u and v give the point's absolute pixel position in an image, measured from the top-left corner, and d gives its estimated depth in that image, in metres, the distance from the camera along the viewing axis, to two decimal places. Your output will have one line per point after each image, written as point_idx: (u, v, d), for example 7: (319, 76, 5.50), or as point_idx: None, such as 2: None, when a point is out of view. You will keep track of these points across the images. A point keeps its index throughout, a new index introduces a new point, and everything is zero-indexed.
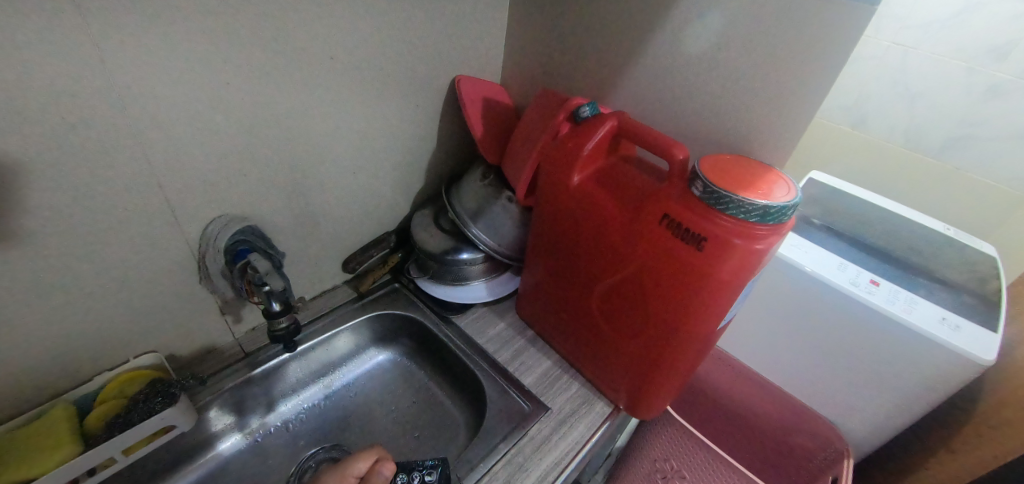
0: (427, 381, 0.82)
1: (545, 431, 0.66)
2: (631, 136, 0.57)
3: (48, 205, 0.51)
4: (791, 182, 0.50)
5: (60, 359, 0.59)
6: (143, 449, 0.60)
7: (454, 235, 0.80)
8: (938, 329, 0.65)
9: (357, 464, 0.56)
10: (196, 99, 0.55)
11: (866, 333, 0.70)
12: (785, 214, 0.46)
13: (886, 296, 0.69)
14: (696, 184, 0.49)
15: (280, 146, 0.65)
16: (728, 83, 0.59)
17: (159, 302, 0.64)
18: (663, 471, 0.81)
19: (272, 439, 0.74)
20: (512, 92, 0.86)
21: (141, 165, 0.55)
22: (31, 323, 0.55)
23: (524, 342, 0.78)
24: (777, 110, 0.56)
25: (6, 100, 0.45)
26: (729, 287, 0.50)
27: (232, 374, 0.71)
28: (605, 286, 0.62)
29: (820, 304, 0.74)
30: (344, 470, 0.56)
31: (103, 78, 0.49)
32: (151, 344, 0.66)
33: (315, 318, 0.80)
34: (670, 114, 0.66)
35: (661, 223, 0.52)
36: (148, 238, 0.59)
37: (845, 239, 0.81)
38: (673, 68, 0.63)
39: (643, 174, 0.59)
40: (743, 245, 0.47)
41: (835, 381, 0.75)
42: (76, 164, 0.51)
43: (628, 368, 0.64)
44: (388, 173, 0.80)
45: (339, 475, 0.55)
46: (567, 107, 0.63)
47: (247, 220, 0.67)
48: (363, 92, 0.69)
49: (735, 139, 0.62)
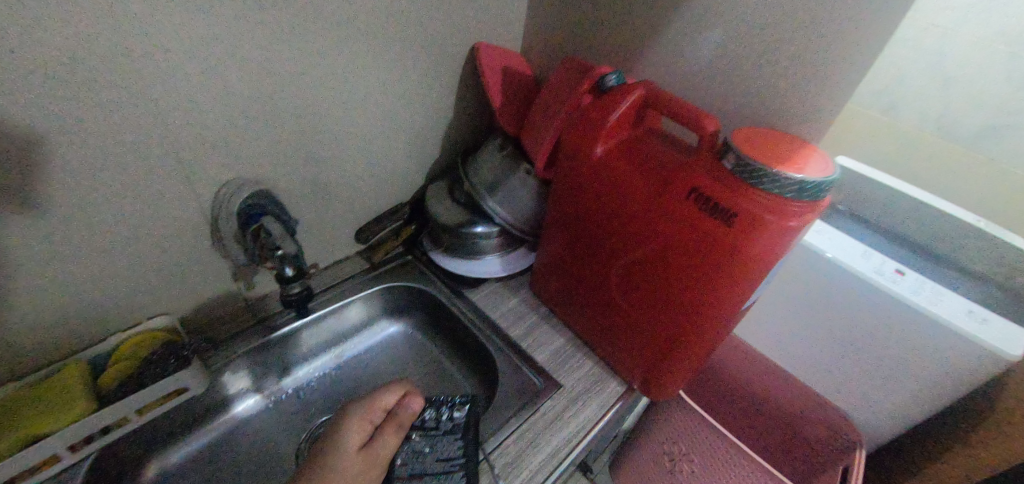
0: (438, 354, 0.82)
1: (557, 408, 0.65)
2: (660, 106, 0.54)
3: (61, 161, 0.50)
4: (827, 158, 0.48)
5: (76, 319, 0.59)
6: (157, 410, 0.60)
7: (470, 208, 0.78)
8: (965, 321, 0.61)
9: (386, 396, 0.59)
10: (211, 57, 0.53)
11: (885, 325, 0.66)
12: (822, 191, 0.44)
13: (911, 286, 0.65)
14: (729, 158, 0.47)
15: (295, 109, 0.63)
16: (766, 52, 0.56)
17: (173, 266, 0.64)
18: (670, 453, 0.79)
19: (284, 405, 0.74)
20: (532, 63, 0.83)
21: (154, 123, 0.53)
22: (46, 281, 0.55)
23: (537, 318, 0.77)
24: (815, 82, 0.53)
25: (20, 50, 0.43)
26: (758, 266, 0.48)
27: (245, 340, 0.71)
28: (625, 263, 0.60)
29: (840, 294, 0.69)
30: (372, 401, 0.58)
31: (117, 31, 0.47)
32: (166, 307, 0.66)
33: (328, 287, 0.80)
34: (699, 86, 0.64)
35: (689, 196, 0.50)
36: (161, 199, 0.58)
37: (873, 225, 0.78)
38: (707, 36, 0.60)
39: (669, 147, 0.57)
40: (776, 221, 0.45)
41: (846, 372, 0.72)
42: (89, 120, 0.49)
43: (645, 347, 0.63)
44: (403, 142, 0.78)
45: (368, 406, 0.58)
46: (592, 76, 0.60)
47: (261, 184, 0.65)
48: (380, 56, 0.67)
49: (767, 113, 0.59)
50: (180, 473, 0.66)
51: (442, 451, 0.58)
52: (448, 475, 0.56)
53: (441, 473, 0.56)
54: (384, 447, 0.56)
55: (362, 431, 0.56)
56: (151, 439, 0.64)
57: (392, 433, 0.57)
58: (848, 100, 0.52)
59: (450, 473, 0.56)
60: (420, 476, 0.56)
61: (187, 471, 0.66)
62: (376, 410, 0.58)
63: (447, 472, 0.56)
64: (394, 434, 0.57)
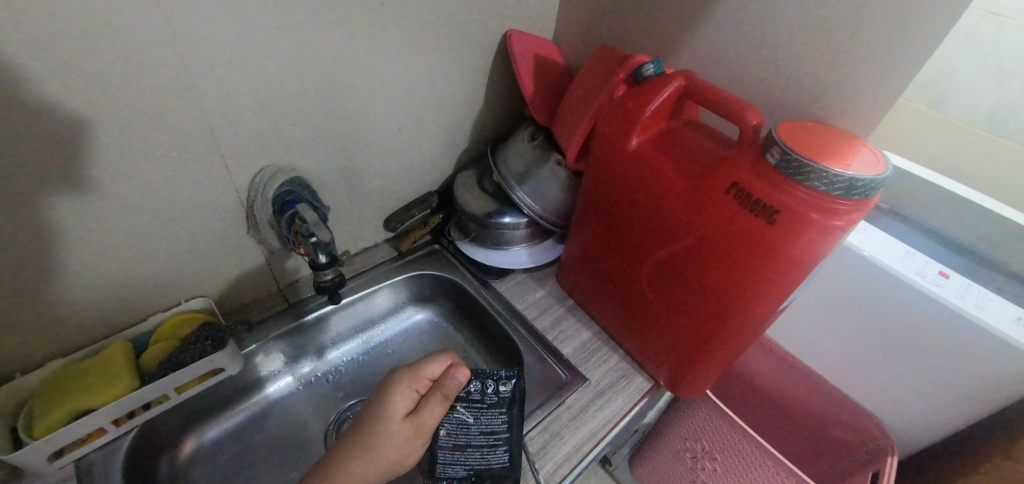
0: (463, 343, 0.83)
1: (583, 401, 0.65)
2: (699, 97, 0.53)
3: (108, 146, 0.51)
4: (879, 155, 0.46)
5: (121, 298, 0.61)
6: (195, 389, 0.62)
7: (499, 198, 0.78)
8: (1014, 329, 0.57)
9: (433, 367, 0.56)
10: (248, 45, 0.54)
11: (927, 331, 0.62)
12: (871, 188, 0.42)
13: (957, 289, 0.61)
14: (773, 152, 0.45)
15: (328, 97, 0.63)
16: (817, 40, 0.53)
17: (209, 251, 0.65)
18: (691, 451, 0.78)
19: (313, 388, 0.76)
20: (564, 51, 0.82)
21: (194, 111, 0.54)
22: (93, 261, 0.57)
23: (563, 311, 0.77)
24: (869, 74, 0.51)
25: (69, 39, 0.44)
26: (798, 265, 0.47)
27: (277, 323, 0.72)
28: (658, 257, 0.59)
29: (880, 298, 0.65)
30: (419, 371, 0.56)
31: (163, 20, 0.48)
32: (202, 289, 0.68)
33: (357, 274, 0.80)
34: (742, 77, 0.61)
35: (728, 192, 0.49)
36: (201, 185, 0.60)
37: (921, 225, 0.74)
38: (752, 24, 0.58)
39: (708, 140, 0.55)
40: (820, 220, 0.44)
41: (882, 378, 0.69)
42: (135, 106, 0.50)
43: (674, 343, 0.62)
44: (433, 132, 0.78)
45: (414, 376, 0.55)
46: (628, 65, 0.58)
47: (294, 171, 0.67)
48: (413, 43, 0.66)
49: (814, 105, 0.56)
50: (215, 450, 0.68)
51: (486, 423, 0.60)
52: (491, 449, 0.58)
53: (486, 446, 0.58)
54: (428, 419, 0.54)
55: (408, 401, 0.54)
56: (188, 416, 0.67)
57: (436, 404, 0.55)
58: (903, 93, 0.49)
59: (493, 447, 0.58)
60: (463, 447, 0.58)
61: (221, 447, 0.69)
62: (423, 380, 0.56)
63: (490, 446, 0.58)
64: (438, 406, 0.55)
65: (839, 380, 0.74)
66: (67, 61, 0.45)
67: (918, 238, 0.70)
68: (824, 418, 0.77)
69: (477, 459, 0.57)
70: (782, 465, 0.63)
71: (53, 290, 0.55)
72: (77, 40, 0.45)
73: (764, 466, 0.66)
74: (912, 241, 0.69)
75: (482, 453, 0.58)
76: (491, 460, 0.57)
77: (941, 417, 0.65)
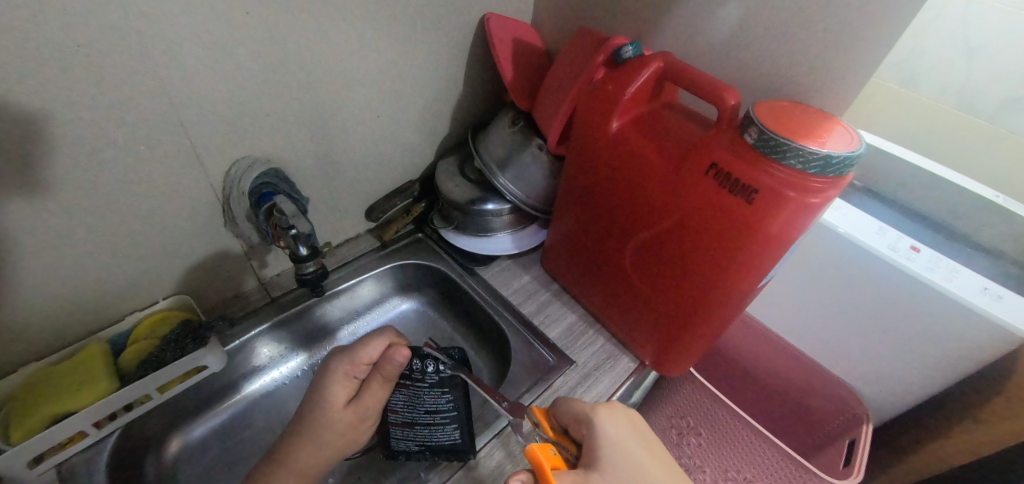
0: (449, 330, 0.83)
1: (570, 383, 0.66)
2: (680, 79, 0.52)
3: (68, 142, 0.49)
4: (852, 131, 0.47)
5: (91, 299, 0.60)
6: (178, 388, 0.61)
7: (481, 185, 0.77)
8: (979, 298, 0.59)
9: (369, 351, 0.58)
10: (213, 30, 0.51)
11: (899, 303, 0.64)
12: (847, 165, 0.43)
13: (927, 263, 0.62)
14: (751, 132, 0.46)
15: (299, 84, 0.61)
16: (792, 22, 0.54)
17: (187, 247, 0.64)
18: (677, 428, 0.77)
19: (298, 384, 0.75)
20: (543, 35, 0.81)
21: (163, 103, 0.52)
22: (60, 263, 0.55)
23: (549, 295, 0.77)
24: (845, 58, 0.51)
25: (22, 25, 0.42)
26: (778, 243, 0.47)
27: (258, 319, 0.71)
28: (642, 238, 0.59)
29: (854, 274, 0.67)
30: (356, 357, 0.58)
31: (120, 6, 0.45)
32: (181, 288, 0.67)
33: (341, 265, 0.80)
34: (721, 61, 0.62)
35: (710, 173, 0.49)
36: (171, 182, 0.58)
37: (895, 203, 0.75)
38: (729, 6, 0.58)
39: (687, 122, 0.55)
40: (796, 197, 0.44)
41: (860, 349, 0.70)
42: (95, 99, 0.48)
43: (659, 322, 0.63)
44: (412, 121, 0.77)
45: (351, 363, 0.58)
46: (607, 48, 0.58)
47: (271, 163, 0.65)
48: (385, 28, 0.64)
49: (791, 86, 0.57)
50: (202, 449, 0.68)
51: (432, 403, 0.61)
52: (441, 427, 0.60)
53: (435, 424, 0.60)
54: (370, 402, 0.58)
55: (347, 389, 0.57)
56: (174, 416, 0.66)
57: (378, 386, 0.58)
58: (873, 75, 0.51)
59: (443, 424, 0.60)
60: (411, 424, 0.61)
61: (209, 446, 0.68)
62: (360, 366, 0.58)
63: (440, 424, 0.60)
64: (379, 387, 0.58)
65: (819, 356, 0.76)
66: (19, 49, 0.43)
67: (892, 213, 0.72)
68: (804, 392, 0.80)
69: (428, 436, 0.60)
70: (762, 436, 0.66)
71: (20, 293, 0.54)
72: (24, 29, 0.42)
73: (747, 439, 0.68)
74: (886, 216, 0.70)
75: (431, 431, 0.60)
76: (441, 437, 0.59)
77: (914, 386, 0.68)
